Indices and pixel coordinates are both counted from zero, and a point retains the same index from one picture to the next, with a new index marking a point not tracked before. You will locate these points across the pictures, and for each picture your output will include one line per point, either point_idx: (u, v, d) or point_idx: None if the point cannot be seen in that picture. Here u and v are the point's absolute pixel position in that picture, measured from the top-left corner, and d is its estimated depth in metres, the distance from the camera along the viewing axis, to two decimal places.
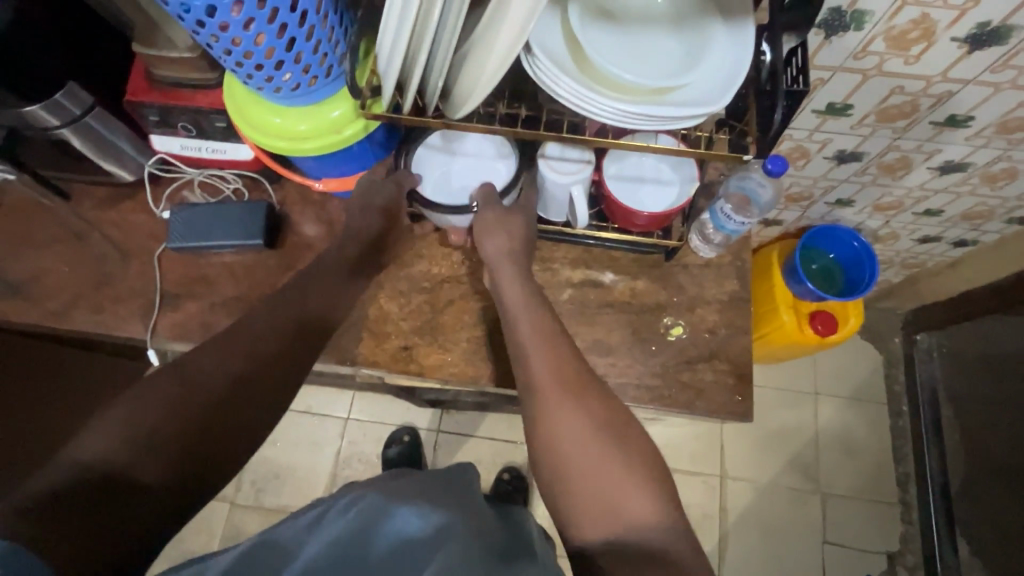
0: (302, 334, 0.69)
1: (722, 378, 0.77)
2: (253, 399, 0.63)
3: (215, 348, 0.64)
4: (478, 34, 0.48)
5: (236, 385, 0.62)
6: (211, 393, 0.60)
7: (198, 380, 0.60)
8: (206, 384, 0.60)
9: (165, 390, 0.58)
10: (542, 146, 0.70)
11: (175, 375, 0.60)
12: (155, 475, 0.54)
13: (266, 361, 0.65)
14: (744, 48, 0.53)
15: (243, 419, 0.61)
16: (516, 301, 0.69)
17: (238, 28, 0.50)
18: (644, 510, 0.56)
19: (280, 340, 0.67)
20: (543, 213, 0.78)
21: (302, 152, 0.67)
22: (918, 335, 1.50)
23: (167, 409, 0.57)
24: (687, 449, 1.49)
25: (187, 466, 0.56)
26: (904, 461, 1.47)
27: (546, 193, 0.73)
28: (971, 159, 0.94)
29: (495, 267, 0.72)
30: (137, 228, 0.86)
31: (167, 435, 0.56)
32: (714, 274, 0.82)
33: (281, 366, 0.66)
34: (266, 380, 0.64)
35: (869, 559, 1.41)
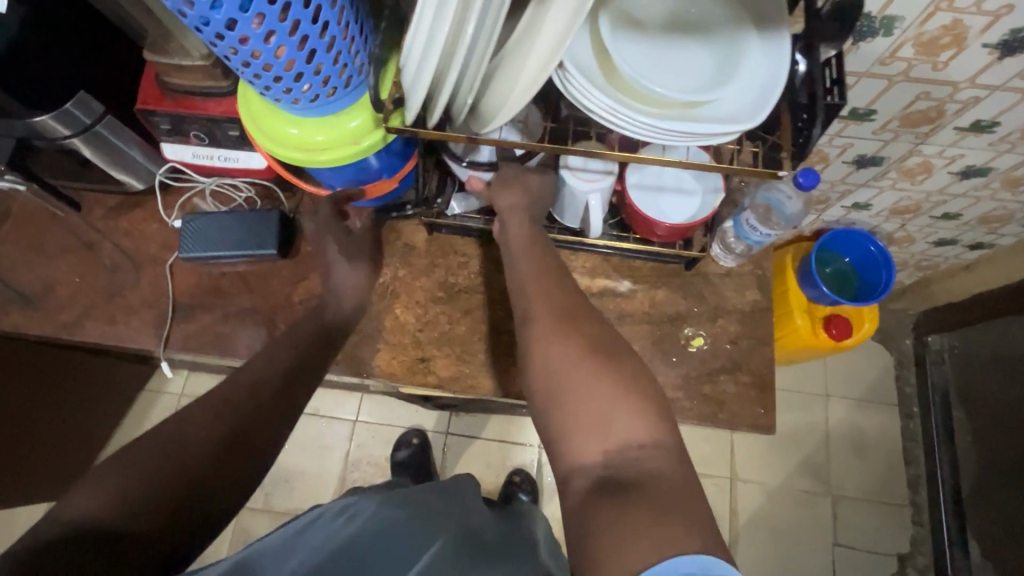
0: (297, 372, 0.69)
1: (745, 390, 0.76)
2: (250, 441, 0.63)
3: (210, 395, 0.65)
4: (509, 50, 0.47)
5: (231, 429, 0.62)
6: (207, 437, 0.60)
7: (193, 426, 0.61)
8: (202, 430, 0.61)
9: (160, 439, 0.59)
10: (565, 156, 0.67)
11: (171, 425, 0.60)
12: (151, 524, 0.54)
13: (262, 402, 0.65)
14: (780, 61, 0.51)
15: (240, 460, 0.61)
16: (516, 240, 0.69)
17: (258, 41, 0.48)
18: (638, 432, 0.55)
19: (275, 369, 0.69)
20: (559, 217, 0.76)
21: (319, 163, 0.65)
22: (929, 336, 1.49)
23: (162, 458, 0.57)
24: (697, 452, 1.48)
25: (185, 512, 0.56)
26: (915, 463, 1.46)
27: (564, 200, 0.72)
28: (993, 164, 0.93)
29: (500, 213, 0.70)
30: (149, 238, 0.85)
31: (164, 483, 0.56)
32: (735, 283, 0.81)
33: (277, 406, 0.66)
34: (262, 422, 0.64)
35: (880, 562, 1.40)
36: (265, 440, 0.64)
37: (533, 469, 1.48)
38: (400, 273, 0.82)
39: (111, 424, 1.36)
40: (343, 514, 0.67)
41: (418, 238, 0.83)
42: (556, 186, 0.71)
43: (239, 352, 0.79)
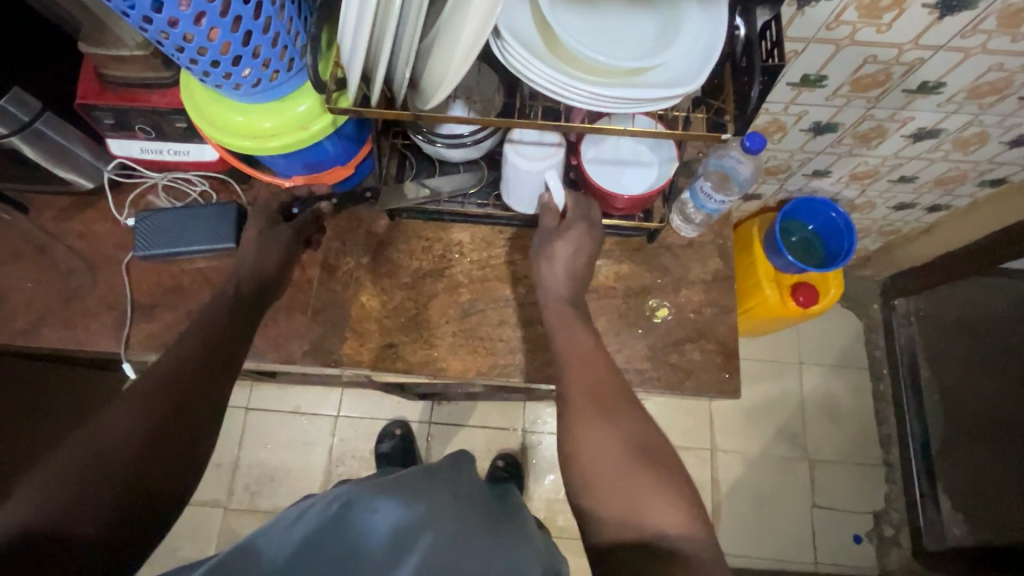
0: (223, 347, 0.66)
1: (710, 357, 0.78)
2: (189, 424, 0.59)
3: (134, 387, 0.60)
4: (447, 24, 0.47)
5: (168, 417, 0.58)
6: (140, 430, 0.56)
7: (122, 423, 0.56)
8: (132, 425, 0.56)
9: (86, 442, 0.54)
10: (510, 139, 0.68)
11: (93, 428, 0.56)
12: (96, 524, 0.51)
13: (195, 383, 0.61)
14: (719, 24, 0.51)
15: (180, 444, 0.58)
16: (558, 325, 0.69)
17: (189, 23, 0.47)
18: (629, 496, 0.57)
19: (199, 342, 0.65)
20: (516, 203, 0.76)
21: (269, 150, 0.64)
22: (896, 300, 1.52)
23: (94, 460, 0.53)
24: (679, 425, 1.51)
25: (135, 505, 0.53)
26: (887, 423, 1.49)
27: (520, 184, 0.71)
28: (942, 125, 0.95)
29: (543, 299, 0.72)
30: (103, 238, 0.82)
31: (104, 484, 0.52)
32: (697, 253, 0.82)
33: (206, 383, 0.62)
34: (195, 405, 0.60)
35: (857, 520, 1.44)
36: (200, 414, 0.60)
37: (518, 453, 1.49)
38: (364, 261, 0.81)
39: None
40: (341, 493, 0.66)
41: (380, 225, 0.83)
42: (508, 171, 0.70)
43: None
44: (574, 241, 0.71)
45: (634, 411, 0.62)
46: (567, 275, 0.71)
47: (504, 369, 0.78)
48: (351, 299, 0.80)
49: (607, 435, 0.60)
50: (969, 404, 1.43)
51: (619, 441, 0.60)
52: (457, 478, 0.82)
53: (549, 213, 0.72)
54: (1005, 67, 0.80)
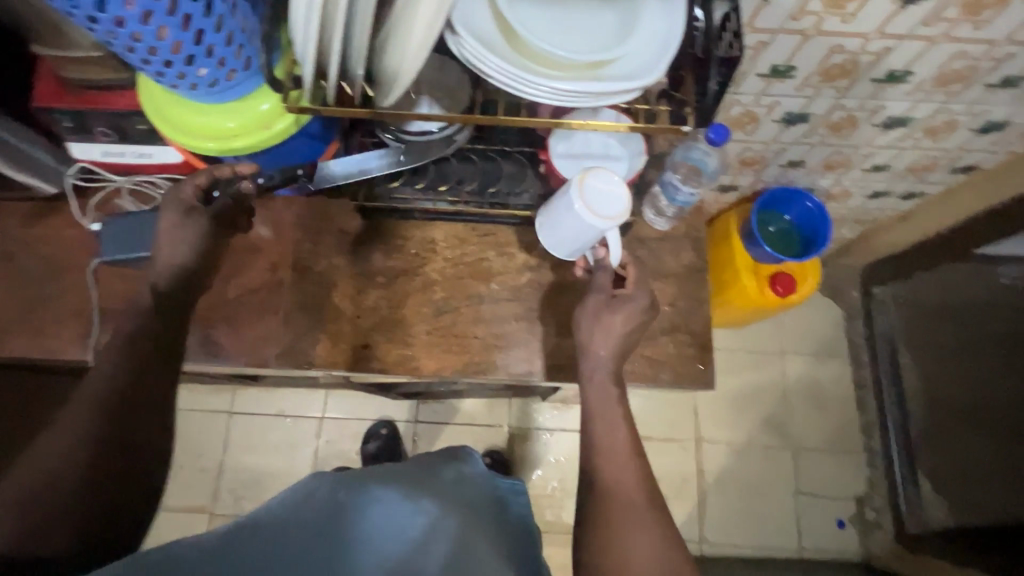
0: (157, 359, 0.64)
1: (684, 349, 0.78)
2: (140, 436, 0.61)
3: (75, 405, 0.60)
4: (399, 18, 0.46)
5: (112, 436, 0.59)
6: (86, 456, 0.58)
7: (66, 448, 0.57)
8: (77, 448, 0.58)
9: (32, 472, 0.56)
10: (576, 198, 0.64)
11: (38, 457, 0.57)
12: (63, 542, 0.56)
13: (135, 397, 0.61)
14: (676, 17, 0.51)
15: (129, 459, 0.60)
16: (599, 404, 0.66)
17: (136, 23, 0.46)
18: None
19: (131, 352, 0.63)
20: (565, 250, 0.73)
21: (233, 151, 0.63)
22: (875, 287, 1.54)
23: (44, 488, 0.56)
24: (663, 418, 1.52)
25: (96, 520, 0.58)
26: (867, 409, 1.51)
27: (578, 237, 0.69)
28: (911, 114, 0.96)
29: (590, 371, 0.69)
30: (67, 243, 0.81)
31: (64, 511, 0.56)
32: (670, 246, 0.82)
33: (146, 394, 0.62)
34: (140, 417, 0.61)
35: (841, 505, 1.47)
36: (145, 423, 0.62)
37: (506, 449, 1.49)
38: (336, 261, 0.81)
39: None
40: (342, 488, 0.62)
41: (351, 225, 0.82)
42: (571, 225, 0.67)
43: None
44: (633, 315, 0.69)
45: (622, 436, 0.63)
46: (618, 351, 0.68)
47: (479, 366, 0.78)
48: (323, 300, 0.79)
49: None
50: None
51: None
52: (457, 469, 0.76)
53: (604, 270, 0.71)
54: (969, 55, 0.81)
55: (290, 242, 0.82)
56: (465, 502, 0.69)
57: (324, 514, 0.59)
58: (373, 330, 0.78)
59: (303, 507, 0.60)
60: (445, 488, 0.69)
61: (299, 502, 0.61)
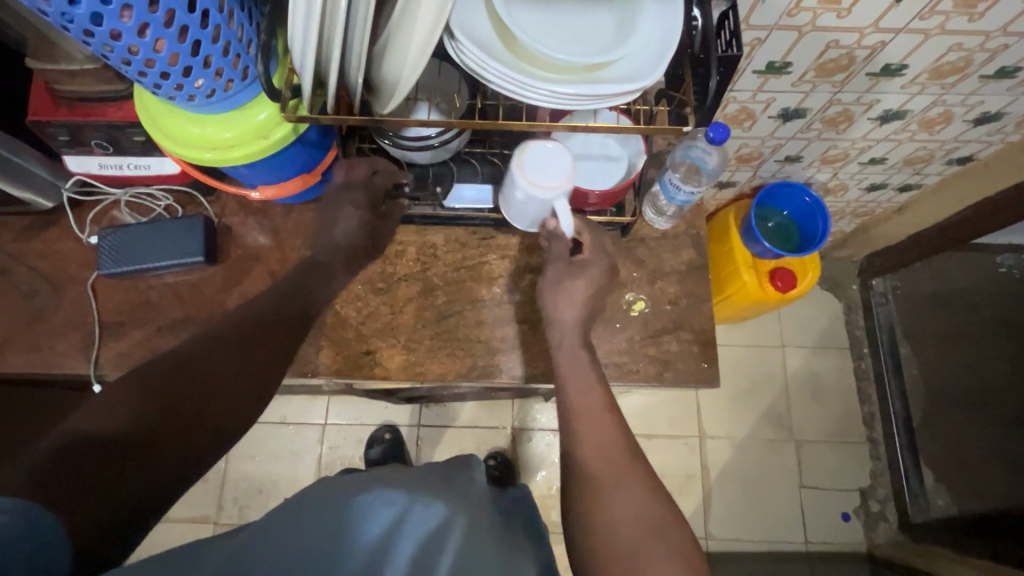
0: (263, 325, 0.66)
1: (687, 347, 0.78)
2: (254, 381, 0.63)
3: (210, 335, 0.64)
4: (396, 25, 0.46)
5: (238, 381, 0.61)
6: (216, 381, 0.60)
7: (204, 368, 0.60)
8: (209, 365, 0.61)
9: (164, 374, 0.58)
10: (517, 158, 0.64)
11: (171, 367, 0.59)
12: (166, 455, 0.54)
13: (259, 357, 0.64)
14: (675, 16, 0.51)
15: (234, 415, 0.60)
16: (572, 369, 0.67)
17: (132, 35, 0.46)
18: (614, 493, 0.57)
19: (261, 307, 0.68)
20: (520, 219, 0.73)
21: (231, 162, 0.62)
22: (874, 279, 1.55)
23: (162, 393, 0.56)
24: (666, 415, 1.52)
25: (175, 466, 0.54)
26: (869, 401, 1.52)
27: (526, 206, 0.69)
28: (908, 106, 0.97)
29: (560, 338, 0.69)
30: (66, 257, 0.80)
31: (181, 423, 0.56)
32: (671, 245, 0.82)
33: (273, 344, 0.66)
34: (264, 362, 0.64)
35: (844, 498, 1.46)
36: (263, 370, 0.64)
37: (509, 450, 1.49)
38: None
39: None
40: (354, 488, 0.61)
41: None
42: (514, 192, 0.67)
43: None
44: (594, 281, 0.70)
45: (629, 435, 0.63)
46: None
47: (483, 370, 0.78)
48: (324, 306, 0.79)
49: (585, 435, 0.61)
50: (945, 379, 1.46)
51: (592, 442, 0.60)
52: (465, 474, 0.75)
53: (560, 242, 0.71)
54: (964, 47, 0.81)
55: (290, 250, 0.82)
56: (475, 503, 0.68)
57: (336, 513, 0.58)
58: (375, 335, 0.78)
59: (311, 504, 0.59)
60: (465, 495, 0.68)
61: (307, 501, 0.60)
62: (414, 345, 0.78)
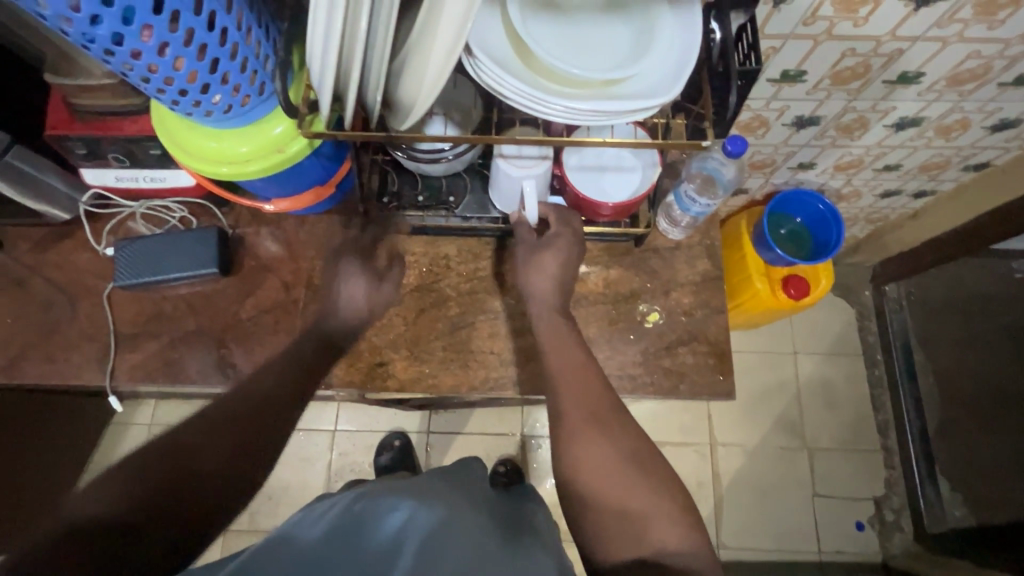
0: (273, 390, 0.65)
1: (702, 359, 0.77)
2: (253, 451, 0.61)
3: (218, 399, 0.63)
4: (415, 42, 0.46)
5: (230, 452, 0.59)
6: (217, 450, 0.59)
7: (192, 445, 0.58)
8: (209, 433, 0.60)
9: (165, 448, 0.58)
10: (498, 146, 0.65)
11: (173, 439, 0.58)
12: (160, 534, 0.52)
13: (261, 423, 0.62)
14: (692, 33, 0.51)
15: (226, 492, 0.57)
16: (549, 337, 0.67)
17: (152, 54, 0.46)
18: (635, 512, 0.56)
19: (267, 370, 0.68)
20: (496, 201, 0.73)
21: (247, 175, 0.63)
22: (887, 286, 1.53)
23: (161, 469, 0.55)
24: (677, 422, 1.51)
25: (167, 545, 0.52)
26: (883, 408, 1.50)
27: (499, 188, 0.69)
28: (924, 114, 0.96)
29: (535, 310, 0.70)
30: (82, 268, 0.81)
31: (177, 499, 0.54)
32: (685, 255, 0.82)
33: (275, 410, 0.64)
34: (266, 428, 0.62)
35: (859, 508, 1.44)
36: (264, 439, 0.62)
37: (519, 458, 1.48)
38: None
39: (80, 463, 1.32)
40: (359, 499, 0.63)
41: None
42: (492, 172, 0.69)
43: (190, 377, 0.77)
44: (562, 251, 0.70)
45: (646, 451, 0.62)
46: None
47: (496, 381, 0.77)
48: None
49: (603, 453, 0.60)
50: (962, 384, 1.41)
51: (612, 455, 0.60)
52: (467, 482, 0.76)
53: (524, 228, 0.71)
54: (983, 55, 0.80)
55: (303, 261, 0.82)
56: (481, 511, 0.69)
57: (344, 514, 0.60)
58: (387, 346, 0.78)
59: (321, 513, 0.60)
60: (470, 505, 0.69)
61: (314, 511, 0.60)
62: (427, 355, 0.78)
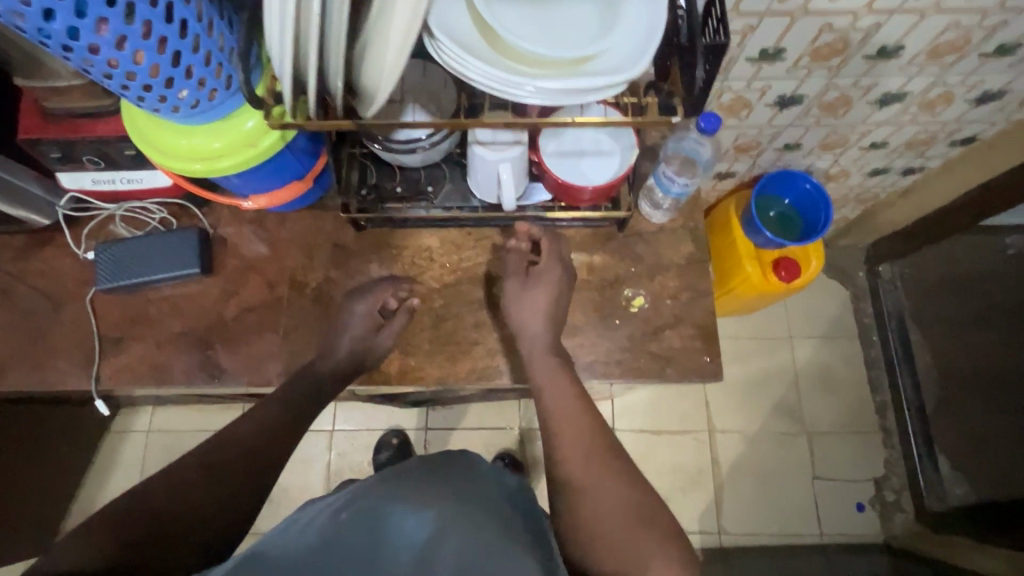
0: (267, 435, 0.67)
1: (689, 342, 0.77)
2: (243, 495, 0.62)
3: (208, 445, 0.64)
4: (374, 26, 0.46)
5: (205, 501, 0.59)
6: (209, 496, 0.59)
7: (155, 498, 0.57)
8: (199, 478, 0.60)
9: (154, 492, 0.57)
10: (473, 131, 0.64)
11: (161, 484, 0.58)
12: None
13: (254, 469, 0.64)
14: (657, 5, 0.50)
15: (204, 544, 0.57)
16: (544, 375, 0.70)
17: (111, 49, 0.45)
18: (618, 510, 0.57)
19: (260, 414, 0.69)
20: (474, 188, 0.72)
21: (221, 171, 0.62)
22: (881, 266, 1.52)
23: (149, 516, 0.55)
24: (674, 410, 1.50)
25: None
26: (881, 389, 1.50)
27: (476, 174, 0.68)
28: (906, 89, 0.95)
29: (529, 348, 0.72)
30: (64, 274, 0.81)
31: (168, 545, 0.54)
32: (668, 238, 0.81)
33: (265, 457, 0.65)
34: (256, 474, 0.64)
35: (860, 489, 1.44)
36: (255, 485, 0.63)
37: (518, 451, 1.48)
38: (332, 275, 0.80)
39: (79, 473, 1.32)
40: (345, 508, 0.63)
41: (347, 236, 0.81)
42: (469, 160, 0.68)
43: (176, 379, 0.77)
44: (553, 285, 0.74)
45: None
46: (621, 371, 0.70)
47: (482, 371, 0.77)
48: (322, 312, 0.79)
49: None
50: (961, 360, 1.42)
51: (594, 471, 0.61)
52: (473, 469, 0.75)
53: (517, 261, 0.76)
54: (961, 26, 0.79)
55: (286, 259, 0.81)
56: (480, 500, 0.67)
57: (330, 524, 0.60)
58: None
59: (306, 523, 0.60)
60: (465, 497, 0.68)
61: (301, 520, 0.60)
62: (414, 348, 0.78)
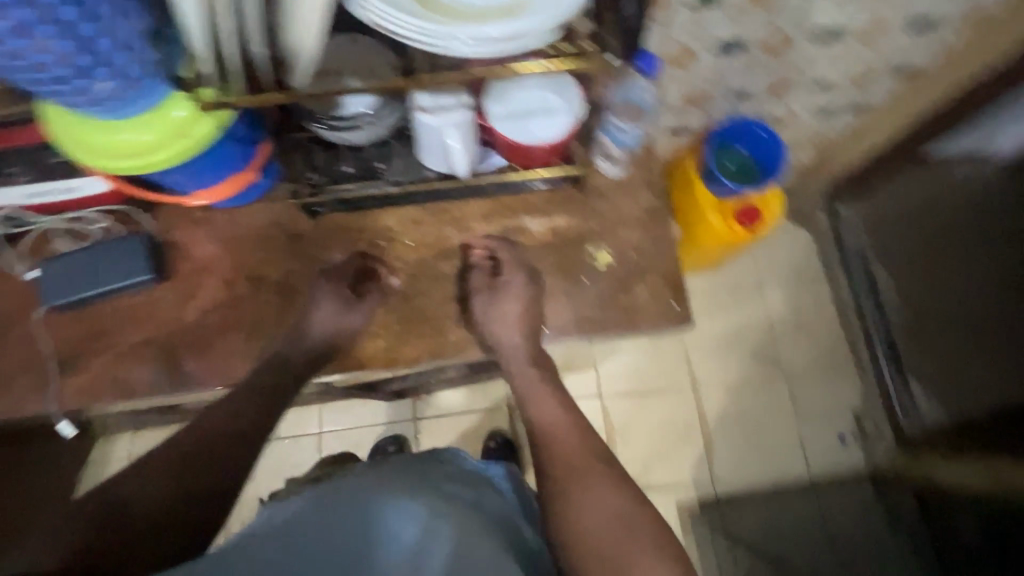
0: (236, 426, 0.70)
1: (657, 291, 0.78)
2: (212, 483, 0.67)
3: (179, 435, 0.69)
4: None
5: (171, 492, 0.65)
6: (177, 487, 0.65)
7: (133, 490, 0.64)
8: (168, 470, 0.66)
9: (132, 482, 0.65)
10: (413, 97, 0.63)
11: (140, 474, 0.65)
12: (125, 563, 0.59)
13: (218, 458, 0.68)
14: None
15: (175, 528, 0.63)
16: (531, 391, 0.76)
17: (11, 37, 0.43)
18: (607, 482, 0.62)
19: (229, 403, 0.72)
20: (424, 160, 0.71)
21: (155, 165, 0.60)
22: (840, 207, 1.51)
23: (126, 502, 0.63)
24: (657, 371, 1.52)
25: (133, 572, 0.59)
26: (851, 325, 1.54)
27: (423, 143, 0.68)
28: (843, 24, 0.96)
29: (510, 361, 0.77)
30: (7, 296, 0.77)
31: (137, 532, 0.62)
32: (627, 191, 0.82)
33: (233, 446, 0.70)
34: (224, 461, 0.68)
35: (840, 422, 1.50)
36: (226, 470, 0.68)
37: (509, 430, 1.49)
38: (292, 266, 0.79)
39: None
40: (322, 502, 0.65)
41: (302, 225, 0.79)
42: (415, 130, 0.67)
43: (141, 391, 0.74)
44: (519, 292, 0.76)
45: None
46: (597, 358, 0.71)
47: (456, 344, 0.77)
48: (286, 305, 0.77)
49: None
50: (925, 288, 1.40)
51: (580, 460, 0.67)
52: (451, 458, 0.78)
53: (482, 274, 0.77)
54: None
55: (241, 255, 0.79)
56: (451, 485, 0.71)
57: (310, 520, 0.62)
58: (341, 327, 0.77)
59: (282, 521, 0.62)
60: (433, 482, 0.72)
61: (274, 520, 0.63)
62: (384, 330, 0.77)
